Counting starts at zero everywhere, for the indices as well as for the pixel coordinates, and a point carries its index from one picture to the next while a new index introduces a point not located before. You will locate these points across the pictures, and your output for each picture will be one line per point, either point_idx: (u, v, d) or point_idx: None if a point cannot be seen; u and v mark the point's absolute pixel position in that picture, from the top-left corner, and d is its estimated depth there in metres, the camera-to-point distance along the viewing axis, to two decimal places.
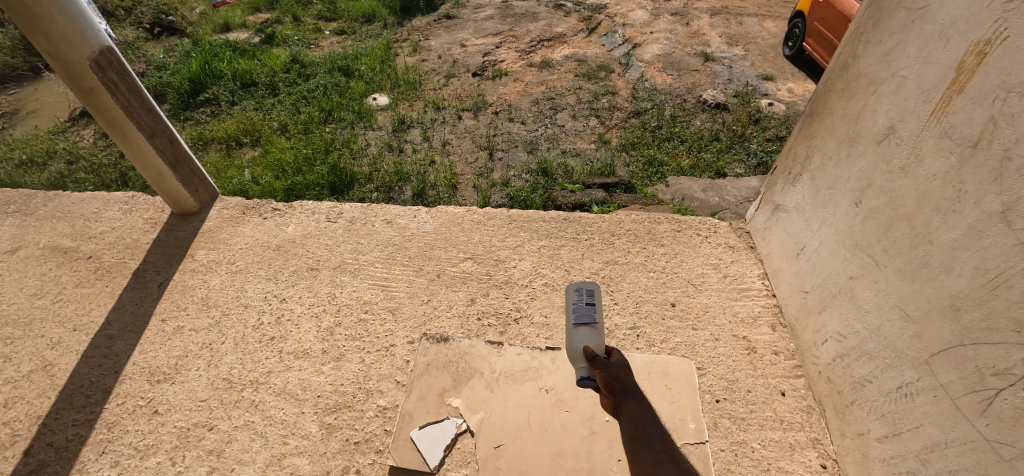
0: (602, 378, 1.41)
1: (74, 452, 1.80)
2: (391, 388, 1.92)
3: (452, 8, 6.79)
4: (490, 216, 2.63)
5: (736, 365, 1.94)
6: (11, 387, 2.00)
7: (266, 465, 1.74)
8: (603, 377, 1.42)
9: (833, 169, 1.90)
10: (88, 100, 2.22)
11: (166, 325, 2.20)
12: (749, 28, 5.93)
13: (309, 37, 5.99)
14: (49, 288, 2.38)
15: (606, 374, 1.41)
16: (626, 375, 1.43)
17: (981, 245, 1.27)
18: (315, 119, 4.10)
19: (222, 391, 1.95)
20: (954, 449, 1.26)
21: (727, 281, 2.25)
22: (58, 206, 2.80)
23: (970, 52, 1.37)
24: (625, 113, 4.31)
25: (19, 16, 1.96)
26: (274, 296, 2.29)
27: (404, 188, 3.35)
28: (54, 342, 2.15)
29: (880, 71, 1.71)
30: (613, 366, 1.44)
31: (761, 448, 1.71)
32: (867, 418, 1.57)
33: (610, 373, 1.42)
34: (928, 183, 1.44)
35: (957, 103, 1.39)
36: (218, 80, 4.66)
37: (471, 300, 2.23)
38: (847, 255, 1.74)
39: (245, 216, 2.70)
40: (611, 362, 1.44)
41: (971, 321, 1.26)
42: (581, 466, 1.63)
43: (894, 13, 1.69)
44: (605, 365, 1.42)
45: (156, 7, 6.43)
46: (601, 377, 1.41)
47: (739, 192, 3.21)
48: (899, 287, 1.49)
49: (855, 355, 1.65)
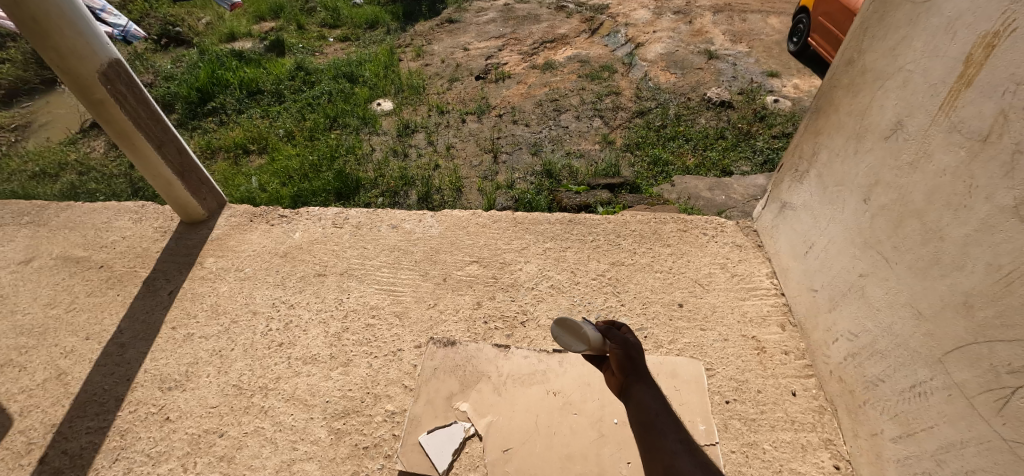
0: (614, 358, 1.42)
1: (88, 459, 1.82)
2: (398, 393, 1.93)
3: (455, 13, 6.82)
4: (495, 219, 2.64)
5: (745, 365, 1.92)
6: (27, 396, 2.03)
7: (276, 470, 1.75)
8: (617, 353, 1.43)
9: (841, 166, 1.88)
10: (97, 111, 2.26)
11: (176, 332, 2.22)
12: (752, 25, 5.89)
13: (313, 44, 6.04)
14: (62, 298, 2.41)
15: (619, 351, 1.42)
16: (639, 355, 1.42)
17: (993, 240, 1.24)
18: (321, 126, 4.13)
19: (232, 398, 1.96)
20: (971, 448, 1.24)
21: (735, 280, 2.24)
22: (70, 216, 2.84)
23: (978, 45, 1.35)
24: (629, 112, 4.30)
25: (30, 31, 1.99)
26: (282, 302, 2.31)
27: (409, 192, 3.39)
28: (68, 350, 2.18)
29: (886, 66, 1.69)
30: (629, 344, 1.45)
31: (773, 449, 1.69)
32: (881, 418, 1.55)
33: (624, 353, 1.43)
34: (937, 178, 1.42)
35: (966, 97, 1.37)
36: (225, 89, 4.70)
37: (478, 304, 2.22)
38: (857, 252, 1.72)
39: (253, 223, 2.72)
40: (627, 341, 1.45)
41: (985, 318, 1.23)
42: (590, 468, 1.62)
43: (899, 7, 1.67)
44: (619, 342, 1.44)
45: (163, 18, 6.49)
46: (615, 353, 1.43)
47: (745, 189, 3.18)
48: (911, 284, 1.47)
49: (867, 354, 1.62)
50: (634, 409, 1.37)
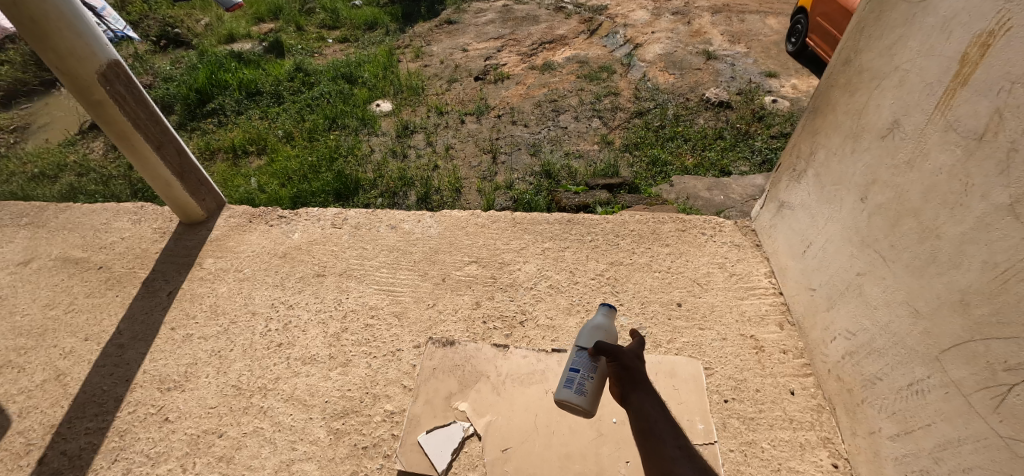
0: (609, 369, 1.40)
1: (87, 460, 1.82)
2: (397, 392, 1.93)
3: (454, 14, 6.83)
4: (494, 219, 2.64)
5: (744, 364, 1.93)
6: (26, 397, 2.03)
7: (275, 471, 1.75)
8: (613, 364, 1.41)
9: (838, 165, 1.88)
10: (96, 112, 2.26)
11: (176, 333, 2.22)
12: (751, 26, 5.90)
13: (312, 45, 6.05)
14: (61, 299, 2.41)
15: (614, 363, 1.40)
16: (634, 365, 1.38)
17: (990, 239, 1.25)
18: (320, 126, 4.13)
19: (231, 398, 1.97)
20: (968, 446, 1.24)
21: (733, 280, 2.24)
22: (69, 218, 2.83)
23: (974, 44, 1.36)
24: (628, 113, 4.31)
25: (29, 32, 1.99)
26: (281, 303, 2.31)
27: (408, 193, 3.39)
28: (67, 352, 2.18)
29: (882, 66, 1.70)
30: (624, 354, 1.42)
31: (772, 448, 1.69)
32: (879, 416, 1.55)
33: (619, 364, 1.40)
34: (933, 177, 1.43)
35: (961, 96, 1.37)
36: (224, 90, 4.70)
37: (477, 304, 2.23)
38: (854, 251, 1.72)
39: (252, 224, 2.72)
40: (621, 351, 1.42)
41: (981, 316, 1.24)
42: (589, 468, 1.63)
43: (895, 6, 1.68)
44: (613, 354, 1.41)
45: (163, 20, 6.50)
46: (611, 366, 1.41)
47: (744, 189, 3.19)
48: (907, 282, 1.47)
49: (865, 352, 1.63)
50: (633, 416, 1.36)
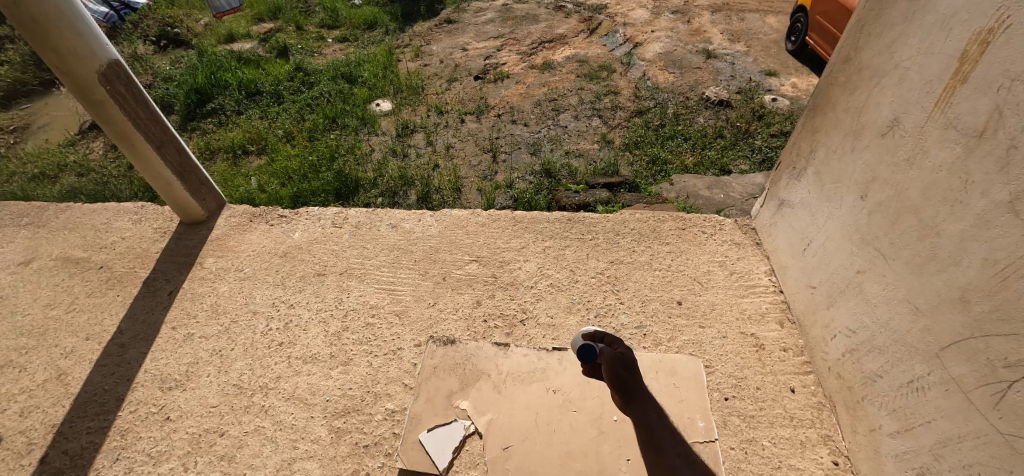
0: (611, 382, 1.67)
1: (89, 459, 1.82)
2: (398, 391, 1.93)
3: (453, 13, 6.83)
4: (494, 218, 2.64)
5: (744, 362, 1.93)
6: (27, 397, 2.03)
7: (277, 469, 1.76)
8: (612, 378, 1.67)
9: (838, 163, 1.89)
10: (96, 112, 2.25)
11: (176, 332, 2.22)
12: (751, 25, 5.90)
13: (311, 45, 6.05)
14: (61, 298, 2.42)
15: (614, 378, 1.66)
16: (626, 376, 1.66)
17: (989, 236, 1.25)
18: (320, 126, 4.14)
19: (232, 397, 1.97)
20: (968, 442, 1.25)
21: (733, 278, 2.24)
22: (70, 217, 2.84)
23: (973, 41, 1.36)
24: (628, 112, 4.31)
25: (29, 32, 1.99)
26: (282, 302, 2.31)
27: (408, 193, 3.39)
28: (68, 351, 2.18)
29: (883, 63, 1.70)
30: (618, 365, 1.67)
31: (772, 446, 1.69)
32: (879, 413, 1.56)
33: (617, 377, 1.66)
34: (933, 175, 1.43)
35: (960, 94, 1.38)
36: (224, 90, 4.70)
37: (477, 303, 2.23)
38: (855, 249, 1.73)
39: (252, 223, 2.72)
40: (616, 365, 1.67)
41: (981, 312, 1.24)
42: (590, 466, 1.63)
43: (894, 5, 1.68)
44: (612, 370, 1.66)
45: (163, 20, 6.49)
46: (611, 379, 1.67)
47: (743, 188, 3.19)
48: (908, 280, 1.48)
49: (866, 350, 1.63)
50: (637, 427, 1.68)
